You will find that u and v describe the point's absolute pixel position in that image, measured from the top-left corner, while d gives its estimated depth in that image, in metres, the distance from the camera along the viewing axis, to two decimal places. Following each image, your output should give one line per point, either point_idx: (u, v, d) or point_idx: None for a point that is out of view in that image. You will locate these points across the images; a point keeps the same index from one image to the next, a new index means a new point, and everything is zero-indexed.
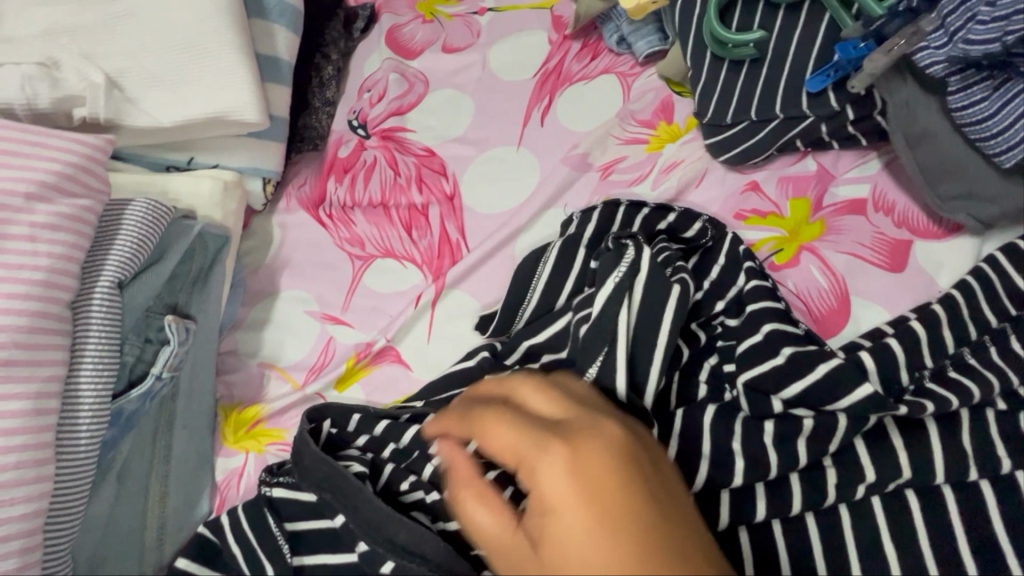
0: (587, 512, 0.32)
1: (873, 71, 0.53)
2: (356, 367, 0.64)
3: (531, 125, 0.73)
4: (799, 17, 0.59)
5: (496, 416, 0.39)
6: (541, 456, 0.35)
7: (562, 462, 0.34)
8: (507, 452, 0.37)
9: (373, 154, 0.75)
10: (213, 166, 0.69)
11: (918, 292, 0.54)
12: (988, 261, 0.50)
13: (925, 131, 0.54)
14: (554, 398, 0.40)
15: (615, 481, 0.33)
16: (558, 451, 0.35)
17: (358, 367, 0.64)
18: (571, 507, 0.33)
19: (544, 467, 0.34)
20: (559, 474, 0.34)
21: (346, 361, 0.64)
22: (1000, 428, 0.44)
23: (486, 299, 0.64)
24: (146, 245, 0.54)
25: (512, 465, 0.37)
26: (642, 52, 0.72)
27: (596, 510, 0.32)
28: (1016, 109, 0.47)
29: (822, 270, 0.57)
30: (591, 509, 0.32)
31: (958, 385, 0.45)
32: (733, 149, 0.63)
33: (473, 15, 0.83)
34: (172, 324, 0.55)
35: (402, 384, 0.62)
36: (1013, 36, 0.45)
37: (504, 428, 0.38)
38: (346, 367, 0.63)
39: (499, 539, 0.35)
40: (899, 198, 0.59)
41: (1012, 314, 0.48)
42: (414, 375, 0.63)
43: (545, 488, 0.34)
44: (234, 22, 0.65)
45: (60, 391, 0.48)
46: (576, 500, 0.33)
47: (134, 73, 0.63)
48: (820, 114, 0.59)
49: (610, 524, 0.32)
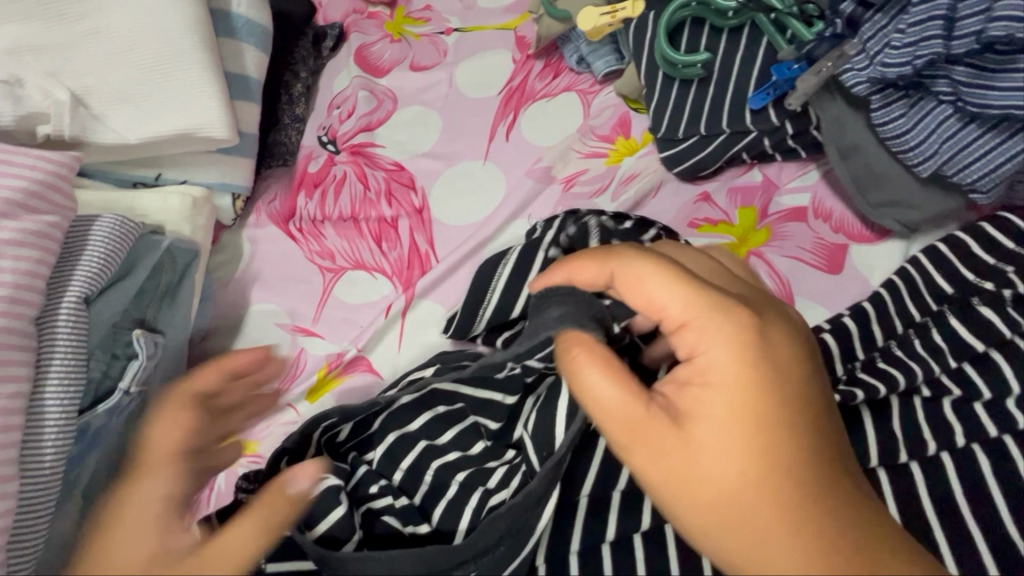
0: (724, 396, 0.41)
1: (806, 90, 0.58)
2: (327, 377, 0.65)
3: (496, 140, 0.76)
4: (739, 42, 0.64)
5: (656, 274, 0.44)
6: (716, 332, 0.42)
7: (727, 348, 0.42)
8: (660, 308, 0.43)
9: (344, 169, 0.77)
10: (181, 182, 0.70)
11: (853, 292, 0.59)
12: (912, 262, 0.55)
13: (854, 144, 0.59)
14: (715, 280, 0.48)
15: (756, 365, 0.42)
16: (732, 325, 0.42)
17: (330, 377, 0.65)
18: (715, 382, 0.41)
19: (715, 344, 0.42)
20: (725, 346, 0.42)
21: (318, 371, 0.65)
22: (925, 413, 0.48)
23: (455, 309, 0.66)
24: (114, 260, 0.54)
25: (674, 324, 0.43)
26: (600, 71, 0.76)
27: (745, 379, 0.41)
28: (928, 125, 0.53)
29: (769, 273, 0.61)
30: (740, 376, 0.41)
31: (887, 374, 0.49)
32: (685, 162, 0.67)
33: (440, 34, 0.86)
34: (140, 338, 0.55)
35: (374, 394, 0.63)
36: (921, 60, 0.50)
37: (670, 291, 0.43)
38: (317, 377, 0.65)
39: (630, 386, 0.42)
40: (836, 206, 0.63)
41: (933, 309, 0.53)
42: (385, 384, 0.64)
43: (708, 361, 0.42)
44: (203, 42, 0.67)
45: (24, 407, 0.47)
46: (725, 385, 0.41)
47: (102, 91, 0.64)
48: (762, 129, 0.63)
49: (755, 410, 0.41)
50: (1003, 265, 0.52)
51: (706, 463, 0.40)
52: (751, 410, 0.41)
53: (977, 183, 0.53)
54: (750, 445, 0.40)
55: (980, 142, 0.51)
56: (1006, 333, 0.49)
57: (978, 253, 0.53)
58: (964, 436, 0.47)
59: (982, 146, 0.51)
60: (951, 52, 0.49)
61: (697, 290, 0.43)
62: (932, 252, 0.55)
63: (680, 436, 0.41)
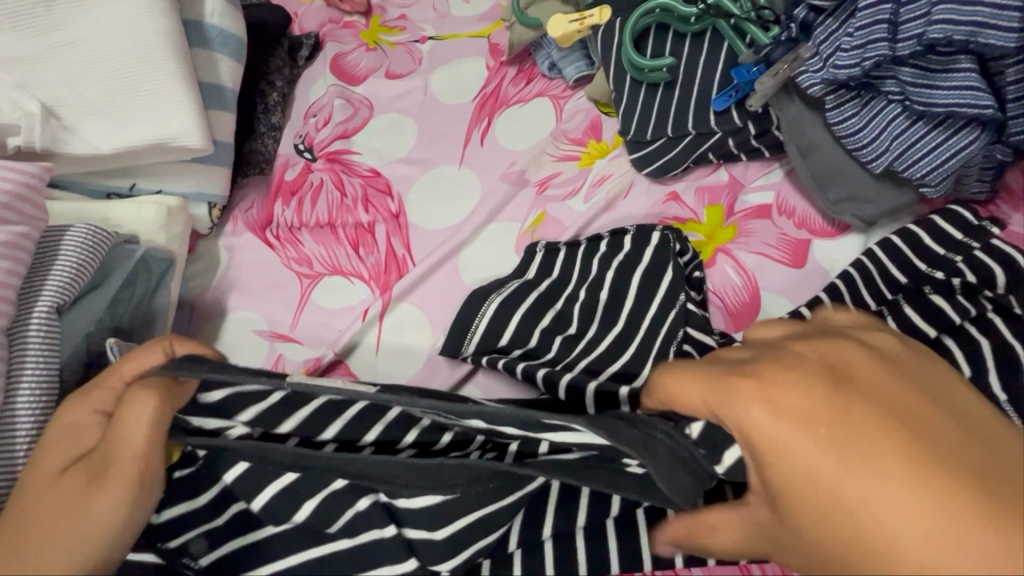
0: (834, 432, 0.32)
1: (765, 91, 0.61)
2: None
3: (471, 145, 0.77)
4: (702, 47, 0.67)
5: (683, 377, 0.38)
6: (742, 397, 0.35)
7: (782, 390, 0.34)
8: (698, 404, 0.37)
9: (320, 176, 0.78)
10: (156, 191, 0.70)
11: (816, 284, 0.61)
12: (869, 255, 0.57)
13: (812, 143, 0.61)
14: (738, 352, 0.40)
15: (815, 391, 0.34)
16: (748, 386, 0.35)
17: None
18: (810, 420, 0.33)
19: (780, 393, 0.34)
20: (756, 407, 0.34)
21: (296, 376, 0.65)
22: None
23: (433, 311, 0.67)
24: (86, 269, 0.54)
25: (722, 416, 0.35)
26: (571, 76, 0.77)
27: (811, 417, 0.33)
28: (879, 123, 0.56)
29: (735, 269, 0.63)
30: (802, 418, 0.33)
31: None
32: (654, 163, 0.69)
33: (414, 43, 0.87)
34: (114, 346, 0.54)
35: None
36: (870, 62, 0.52)
37: (688, 385, 0.37)
38: None
39: (747, 522, 0.35)
40: (798, 202, 0.66)
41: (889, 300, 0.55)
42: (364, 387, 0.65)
43: (756, 421, 0.34)
44: (175, 52, 0.67)
45: None
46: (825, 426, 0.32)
47: (73, 102, 0.64)
48: (727, 129, 0.65)
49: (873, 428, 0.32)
50: (952, 255, 0.55)
51: (845, 514, 0.30)
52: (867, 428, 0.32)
53: (926, 178, 0.55)
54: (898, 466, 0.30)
55: (927, 138, 0.54)
56: (956, 320, 0.52)
57: (929, 245, 0.56)
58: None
59: (929, 142, 0.54)
60: (896, 53, 0.51)
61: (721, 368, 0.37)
62: (888, 245, 0.58)
63: (821, 515, 0.31)
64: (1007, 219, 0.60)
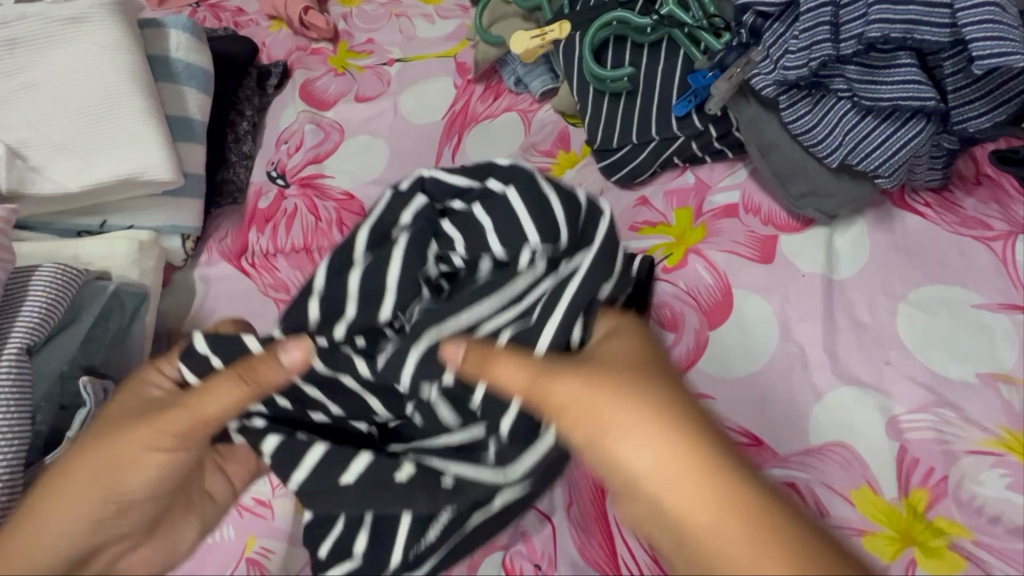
0: (676, 461, 0.37)
1: (721, 95, 0.63)
2: None
3: (443, 162, 0.78)
4: (660, 55, 0.69)
5: (651, 424, 0.38)
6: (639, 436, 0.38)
7: (647, 422, 0.38)
8: (607, 420, 0.39)
9: (294, 202, 0.78)
10: (127, 227, 0.69)
11: (787, 280, 0.60)
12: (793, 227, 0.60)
13: (771, 142, 0.63)
14: (640, 405, 0.39)
15: (722, 500, 0.36)
16: (649, 430, 0.38)
17: None
18: (631, 417, 0.38)
19: (611, 407, 0.39)
20: (646, 452, 0.38)
21: None
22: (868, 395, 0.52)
23: None
24: (55, 311, 0.54)
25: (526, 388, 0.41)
26: (537, 90, 0.79)
27: (676, 460, 0.37)
28: (831, 120, 0.58)
29: (707, 268, 0.62)
30: (665, 444, 0.38)
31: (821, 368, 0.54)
32: (621, 170, 0.70)
33: (382, 66, 0.88)
34: (87, 385, 0.55)
35: None
36: (816, 62, 0.55)
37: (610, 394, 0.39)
38: None
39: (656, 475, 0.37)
40: (764, 200, 0.66)
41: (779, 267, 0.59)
42: None
43: (635, 462, 0.38)
44: (140, 85, 0.67)
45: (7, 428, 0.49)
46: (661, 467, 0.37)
47: (38, 143, 0.64)
48: (689, 133, 0.67)
49: (692, 445, 0.37)
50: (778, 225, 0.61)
51: (692, 515, 0.36)
52: (685, 459, 0.37)
53: (880, 169, 0.57)
54: (740, 500, 0.36)
55: (879, 131, 0.56)
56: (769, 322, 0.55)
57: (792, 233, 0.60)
58: (871, 409, 0.52)
59: (882, 134, 0.56)
60: (841, 53, 0.54)
61: (580, 368, 0.41)
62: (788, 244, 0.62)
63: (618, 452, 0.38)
64: (961, 204, 0.62)
